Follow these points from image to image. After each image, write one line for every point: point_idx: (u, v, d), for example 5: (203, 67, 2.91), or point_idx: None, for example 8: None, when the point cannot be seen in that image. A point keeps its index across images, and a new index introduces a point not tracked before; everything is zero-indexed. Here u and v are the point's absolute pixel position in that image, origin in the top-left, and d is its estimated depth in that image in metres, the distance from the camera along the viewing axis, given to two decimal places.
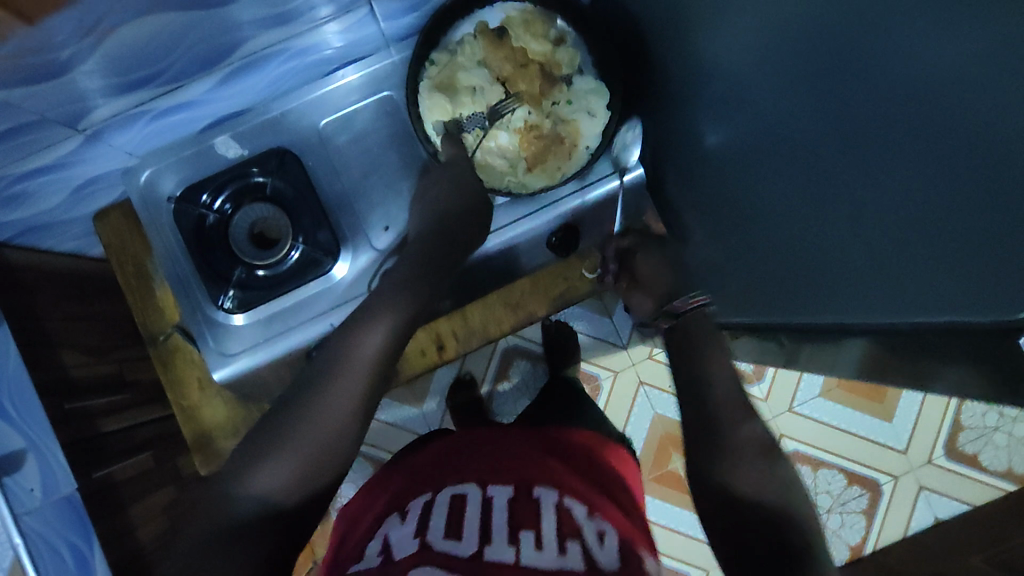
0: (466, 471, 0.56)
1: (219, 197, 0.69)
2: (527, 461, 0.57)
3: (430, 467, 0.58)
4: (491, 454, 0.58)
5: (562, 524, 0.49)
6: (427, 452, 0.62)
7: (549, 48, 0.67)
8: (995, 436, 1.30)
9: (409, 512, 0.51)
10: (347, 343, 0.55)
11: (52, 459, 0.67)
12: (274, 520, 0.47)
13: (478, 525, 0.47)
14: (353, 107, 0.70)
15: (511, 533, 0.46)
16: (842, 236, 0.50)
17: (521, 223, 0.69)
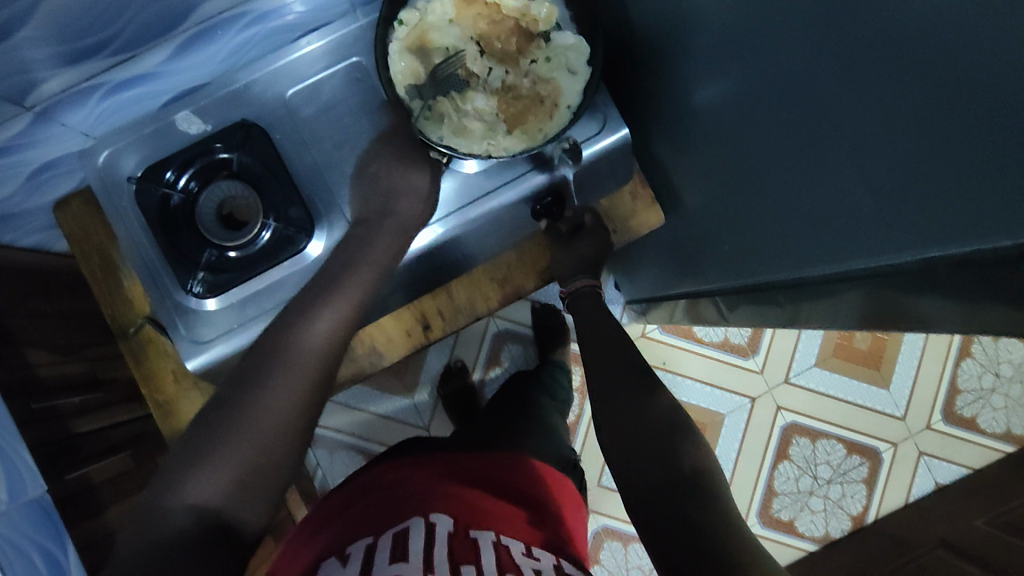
0: (406, 506, 0.54)
1: (184, 175, 0.65)
2: (469, 494, 0.56)
3: (367, 508, 0.55)
4: (433, 491, 0.56)
5: (501, 559, 0.47)
6: (364, 491, 0.59)
7: (523, 3, 0.63)
8: (992, 397, 1.29)
9: (350, 555, 0.48)
10: (288, 334, 0.52)
11: (18, 460, 0.62)
12: (200, 534, 0.45)
13: (421, 557, 0.45)
14: (320, 75, 0.66)
15: (453, 565, 0.44)
16: (841, 178, 0.48)
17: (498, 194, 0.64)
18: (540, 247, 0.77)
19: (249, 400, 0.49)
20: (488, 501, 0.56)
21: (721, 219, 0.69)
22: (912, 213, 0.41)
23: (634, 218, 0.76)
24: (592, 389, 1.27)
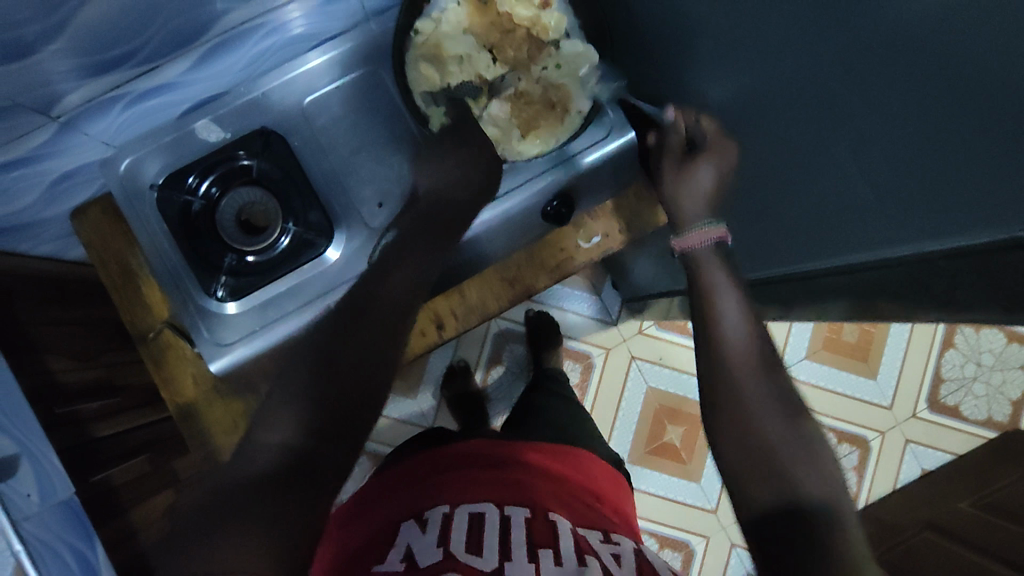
0: (478, 488, 0.58)
1: (205, 181, 0.67)
2: (538, 481, 0.60)
3: (437, 485, 0.59)
4: (502, 477, 0.60)
5: (580, 545, 0.50)
6: (430, 471, 0.63)
7: (535, 11, 0.65)
8: (973, 386, 1.34)
9: (426, 523, 0.52)
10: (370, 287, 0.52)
11: (45, 463, 0.64)
12: (283, 473, 0.42)
13: (499, 542, 0.48)
14: (335, 83, 0.68)
15: (531, 550, 0.48)
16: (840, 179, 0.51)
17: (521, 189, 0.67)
18: (549, 248, 0.79)
19: (338, 355, 0.47)
20: (551, 488, 0.59)
21: None
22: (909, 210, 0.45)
23: (639, 218, 0.79)
24: (592, 385, 1.30)
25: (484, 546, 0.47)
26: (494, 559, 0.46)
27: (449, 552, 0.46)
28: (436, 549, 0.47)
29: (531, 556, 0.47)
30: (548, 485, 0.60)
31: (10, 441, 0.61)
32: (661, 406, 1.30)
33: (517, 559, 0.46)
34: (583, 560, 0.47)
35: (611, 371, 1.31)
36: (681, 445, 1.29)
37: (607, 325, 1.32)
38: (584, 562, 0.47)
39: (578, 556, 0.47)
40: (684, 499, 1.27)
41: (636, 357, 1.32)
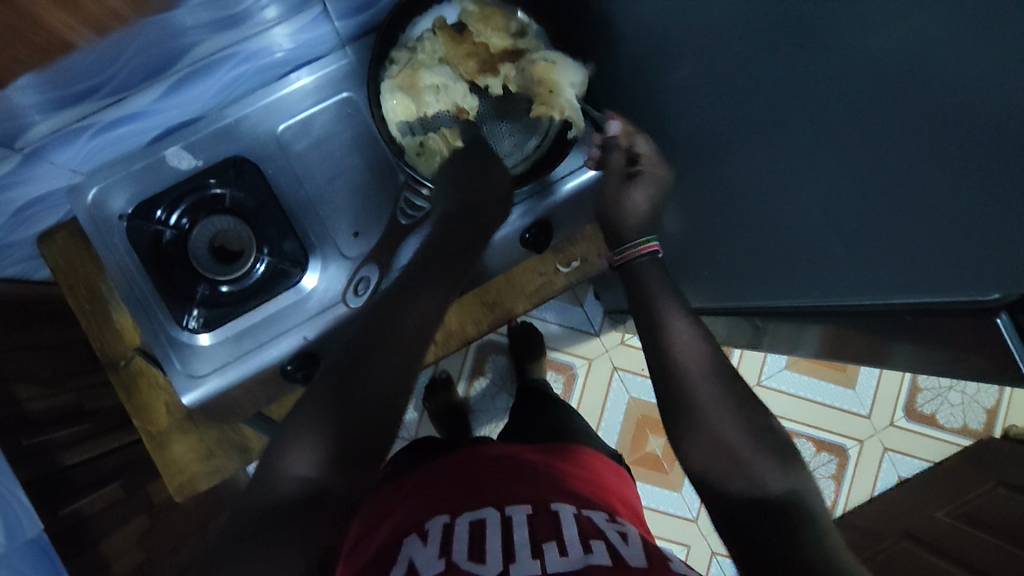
0: (481, 493, 0.58)
1: (176, 213, 0.66)
2: (542, 477, 0.60)
3: (443, 494, 0.60)
4: (506, 478, 0.60)
5: (582, 530, 0.50)
6: (431, 483, 0.64)
7: (510, 41, 0.65)
8: (949, 394, 1.36)
9: (428, 533, 0.52)
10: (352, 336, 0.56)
11: (15, 501, 0.63)
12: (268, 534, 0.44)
13: (501, 546, 0.48)
14: (310, 111, 0.68)
15: (535, 546, 0.48)
16: (809, 220, 0.51)
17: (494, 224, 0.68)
18: (529, 271, 0.79)
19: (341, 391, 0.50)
20: (550, 483, 0.59)
21: (700, 242, 0.72)
22: (881, 258, 0.45)
23: None
24: (575, 396, 1.31)
25: (487, 552, 0.48)
26: (498, 564, 0.46)
27: (450, 563, 0.47)
28: (438, 561, 0.47)
29: (535, 551, 0.47)
30: (553, 479, 0.60)
31: None
32: (644, 417, 1.30)
33: (522, 558, 0.47)
34: (587, 546, 0.47)
35: (593, 382, 1.31)
36: (662, 456, 1.29)
37: (588, 337, 1.32)
38: (588, 548, 0.47)
39: (583, 544, 0.48)
40: (665, 509, 1.27)
41: (618, 368, 1.32)
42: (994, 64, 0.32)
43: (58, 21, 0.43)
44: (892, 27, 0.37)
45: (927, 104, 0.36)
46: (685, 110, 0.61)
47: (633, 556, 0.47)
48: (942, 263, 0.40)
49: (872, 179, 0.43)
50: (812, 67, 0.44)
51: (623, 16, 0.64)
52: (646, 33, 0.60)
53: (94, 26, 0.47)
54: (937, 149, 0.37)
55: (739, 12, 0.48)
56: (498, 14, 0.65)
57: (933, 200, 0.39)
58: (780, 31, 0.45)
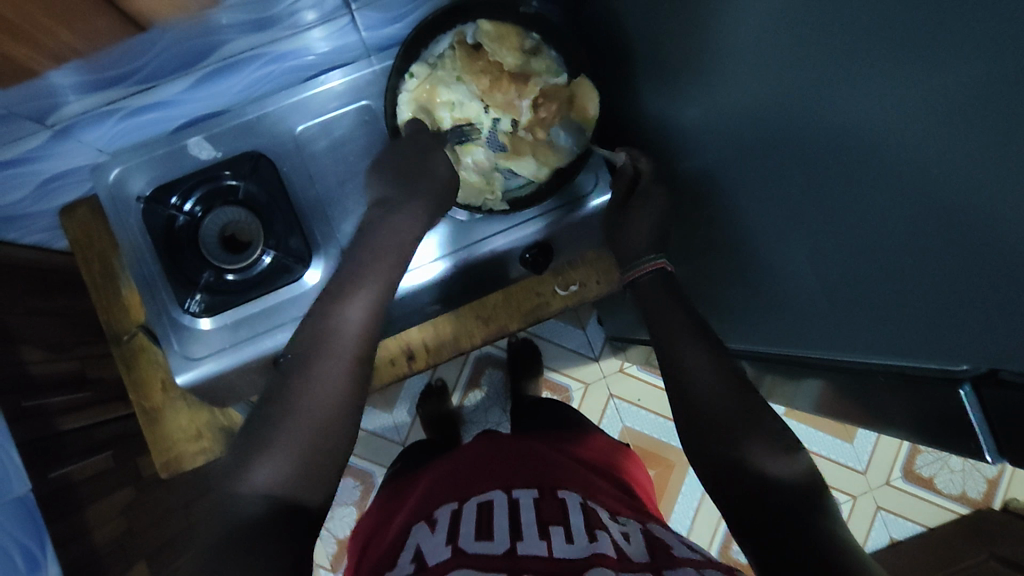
0: (489, 484, 0.64)
1: (190, 200, 0.68)
2: (548, 472, 0.65)
3: (450, 488, 0.65)
4: (509, 472, 0.66)
5: (589, 520, 0.55)
6: (438, 477, 0.70)
7: (524, 60, 0.67)
8: (951, 460, 1.34)
9: (437, 523, 0.57)
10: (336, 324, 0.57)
11: (6, 458, 0.66)
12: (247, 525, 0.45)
13: (509, 528, 0.53)
14: (331, 114, 0.70)
15: (542, 530, 0.53)
16: (796, 270, 0.52)
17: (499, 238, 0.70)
18: (527, 290, 0.81)
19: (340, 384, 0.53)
20: (552, 474, 0.65)
21: (700, 280, 0.73)
22: (863, 315, 0.45)
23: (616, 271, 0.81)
24: None
25: (494, 534, 0.52)
26: (505, 543, 0.51)
27: (458, 546, 0.51)
28: (446, 547, 0.52)
29: (543, 533, 0.52)
30: (555, 472, 0.66)
31: None
32: (636, 448, 1.30)
33: (528, 537, 0.51)
34: (592, 536, 0.52)
35: (589, 407, 1.31)
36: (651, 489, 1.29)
37: (588, 361, 1.32)
38: (594, 538, 0.51)
39: (589, 534, 0.52)
40: None
41: (615, 396, 1.32)
42: (974, 139, 0.33)
43: (96, 11, 0.46)
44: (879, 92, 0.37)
45: (906, 171, 0.37)
46: (690, 151, 0.62)
47: (636, 553, 0.51)
48: (918, 327, 0.41)
49: (858, 239, 0.43)
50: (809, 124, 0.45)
51: (638, 53, 0.65)
52: (661, 70, 0.62)
53: (132, 19, 0.50)
54: (912, 215, 0.38)
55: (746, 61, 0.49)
56: (513, 34, 0.67)
57: (910, 265, 0.39)
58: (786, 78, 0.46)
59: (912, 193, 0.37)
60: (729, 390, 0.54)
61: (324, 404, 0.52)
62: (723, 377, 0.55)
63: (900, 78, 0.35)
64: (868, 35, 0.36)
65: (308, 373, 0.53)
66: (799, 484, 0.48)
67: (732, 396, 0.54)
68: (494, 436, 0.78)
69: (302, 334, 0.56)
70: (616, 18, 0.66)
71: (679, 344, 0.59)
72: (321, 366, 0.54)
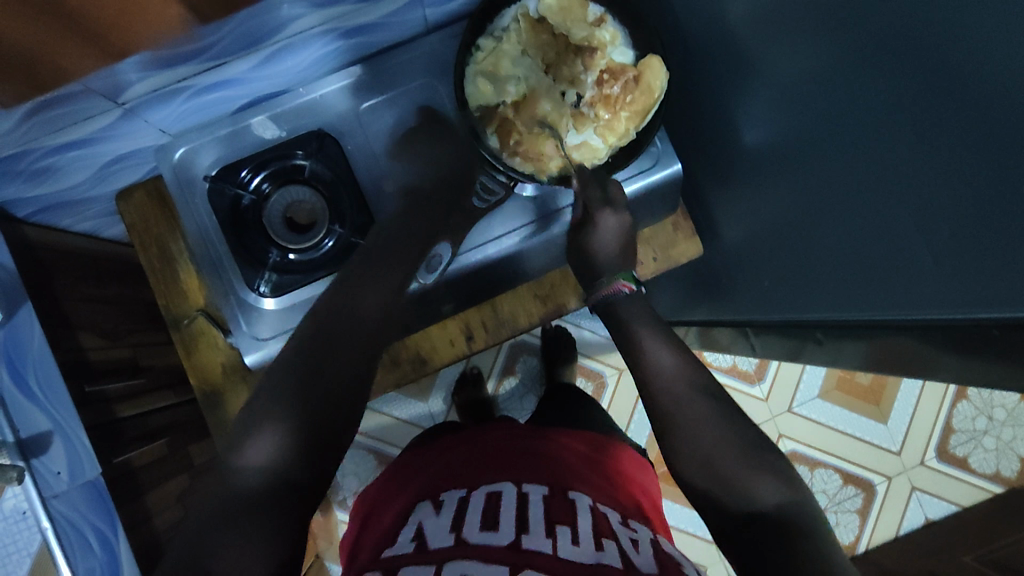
0: (499, 476, 0.62)
1: (258, 176, 0.68)
2: (557, 469, 0.65)
3: (457, 472, 0.65)
4: (518, 465, 0.65)
5: (598, 527, 0.54)
6: (446, 458, 0.69)
7: (589, 32, 0.66)
8: (985, 439, 1.32)
9: (441, 507, 0.56)
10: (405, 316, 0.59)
11: (79, 442, 0.65)
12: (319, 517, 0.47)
13: (514, 521, 0.53)
14: (391, 94, 0.70)
15: (550, 529, 0.52)
16: (892, 228, 0.52)
17: (510, 236, 0.70)
18: None
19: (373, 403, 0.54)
20: (560, 471, 0.64)
21: (765, 250, 0.73)
22: (971, 269, 0.46)
23: (675, 247, 0.81)
24: (604, 403, 1.31)
25: (498, 526, 0.52)
26: (509, 536, 0.50)
27: (462, 536, 0.50)
28: (450, 533, 0.51)
29: (550, 532, 0.51)
30: (563, 469, 0.65)
31: (44, 418, 0.64)
32: None
33: (534, 534, 0.51)
34: (599, 543, 0.51)
35: (623, 391, 1.31)
36: None
37: None
38: (601, 546, 0.51)
39: (596, 542, 0.51)
40: None
41: None
42: None
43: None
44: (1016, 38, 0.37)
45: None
46: (777, 117, 0.62)
47: (643, 566, 0.50)
48: None
49: (984, 193, 0.43)
50: (931, 82, 0.44)
51: (713, 21, 0.66)
52: (743, 35, 0.62)
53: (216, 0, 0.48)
54: None
55: (856, 24, 0.49)
56: (577, 5, 0.65)
57: None
58: (888, 38, 0.46)
59: None
60: (708, 401, 0.57)
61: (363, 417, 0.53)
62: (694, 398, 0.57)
63: None
64: None
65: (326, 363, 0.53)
66: (789, 507, 0.51)
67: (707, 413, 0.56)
68: (507, 420, 0.78)
69: None
70: None
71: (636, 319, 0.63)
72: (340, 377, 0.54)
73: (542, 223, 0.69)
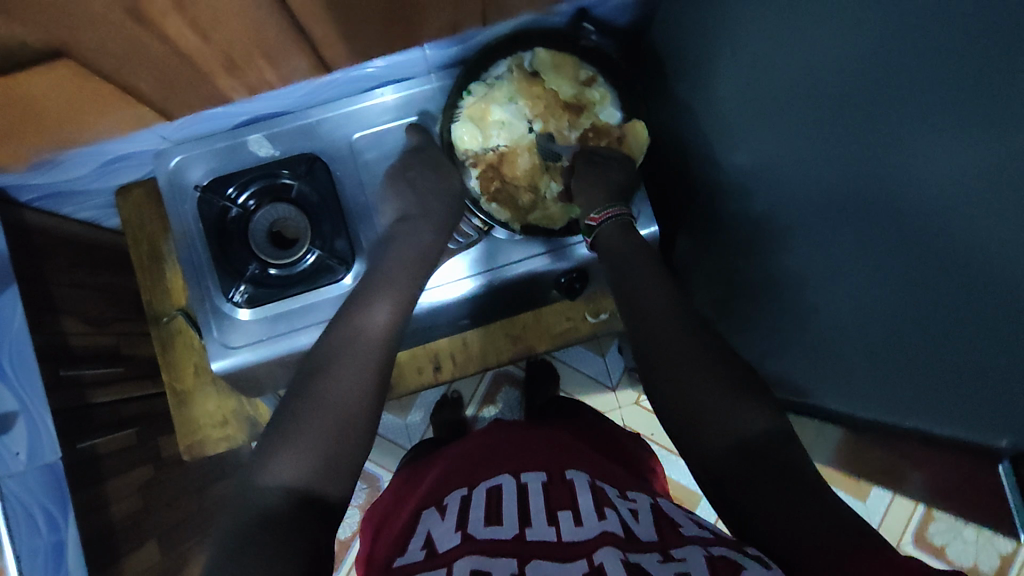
0: (498, 469, 0.62)
1: (245, 193, 0.71)
2: (551, 457, 0.65)
3: (465, 469, 0.65)
4: (519, 457, 0.65)
5: (598, 498, 0.54)
6: (452, 460, 0.69)
7: (579, 90, 0.69)
8: (964, 531, 1.28)
9: (447, 509, 0.56)
10: (360, 322, 0.58)
11: (42, 424, 0.69)
12: (305, 508, 0.47)
13: (518, 513, 0.52)
14: (386, 125, 0.73)
15: (550, 515, 0.52)
16: (845, 318, 0.52)
17: (525, 261, 0.71)
18: (556, 313, 0.82)
19: (369, 389, 0.54)
20: (556, 457, 0.65)
21: (736, 319, 0.73)
22: (912, 373, 0.46)
23: None
24: None
25: (504, 519, 0.51)
26: (513, 529, 0.50)
27: (468, 532, 0.50)
28: (456, 532, 0.50)
29: (551, 519, 0.51)
30: (561, 456, 0.65)
31: (12, 400, 0.67)
32: None
33: (536, 525, 0.50)
34: (602, 515, 0.51)
35: None
36: None
37: (604, 388, 1.32)
38: (603, 516, 0.51)
39: (598, 513, 0.51)
40: None
41: (627, 426, 1.31)
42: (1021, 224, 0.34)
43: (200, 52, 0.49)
44: (948, 168, 0.38)
45: (976, 249, 0.37)
46: (749, 194, 0.63)
47: (645, 530, 0.50)
48: (972, 394, 0.41)
49: (926, 304, 0.43)
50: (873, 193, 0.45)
51: (699, 93, 0.67)
52: (723, 111, 0.64)
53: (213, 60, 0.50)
54: (973, 292, 0.39)
55: (817, 121, 0.50)
56: (570, 63, 0.68)
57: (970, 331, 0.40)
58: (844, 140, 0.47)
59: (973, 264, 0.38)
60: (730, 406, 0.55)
61: (350, 402, 0.53)
62: (707, 360, 0.52)
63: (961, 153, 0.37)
64: (940, 121, 0.37)
65: (340, 363, 0.55)
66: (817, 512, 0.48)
67: (731, 397, 0.50)
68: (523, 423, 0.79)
69: (335, 336, 0.57)
70: (681, 60, 0.69)
71: (643, 298, 0.58)
72: (340, 368, 0.54)
73: (551, 249, 0.71)
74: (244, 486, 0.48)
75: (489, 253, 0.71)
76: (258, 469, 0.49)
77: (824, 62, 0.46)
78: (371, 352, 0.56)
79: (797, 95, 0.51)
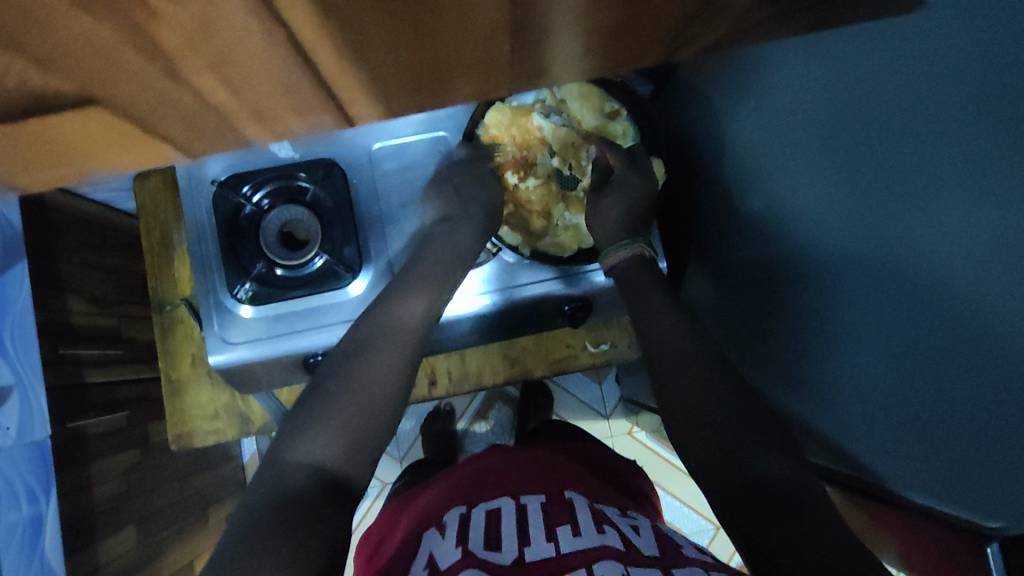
0: (498, 489, 0.62)
1: (260, 192, 0.71)
2: (554, 478, 0.64)
3: (468, 486, 0.65)
4: (520, 476, 0.65)
5: (596, 517, 0.54)
6: (456, 476, 0.69)
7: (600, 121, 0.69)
8: None
9: (447, 529, 0.56)
10: (395, 311, 0.57)
11: (35, 401, 0.70)
12: (325, 493, 0.46)
13: (517, 534, 0.52)
14: (408, 138, 0.72)
15: (550, 531, 0.52)
16: (844, 377, 0.52)
17: (534, 283, 0.69)
18: (557, 338, 0.82)
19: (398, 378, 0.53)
20: (562, 477, 0.64)
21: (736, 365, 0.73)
22: (906, 438, 0.46)
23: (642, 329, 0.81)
24: None
25: (502, 541, 0.51)
26: (512, 553, 0.49)
27: (469, 549, 0.50)
28: (458, 549, 0.50)
29: (551, 534, 0.51)
30: (560, 477, 0.65)
31: (9, 373, 0.67)
32: None
33: (535, 543, 0.50)
34: (600, 529, 0.51)
35: None
36: None
37: (597, 416, 1.31)
38: (602, 530, 0.51)
39: (597, 527, 0.51)
40: None
41: None
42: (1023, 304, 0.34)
43: None
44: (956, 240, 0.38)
45: (979, 322, 0.37)
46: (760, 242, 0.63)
47: (644, 547, 0.50)
48: (962, 468, 0.41)
49: (925, 378, 0.43)
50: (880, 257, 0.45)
51: (719, 137, 0.68)
52: (741, 158, 0.64)
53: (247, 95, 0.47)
54: (972, 367, 0.38)
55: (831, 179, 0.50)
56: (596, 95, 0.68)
57: (966, 405, 0.39)
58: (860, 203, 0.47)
59: (976, 338, 0.38)
60: None
61: (380, 392, 0.52)
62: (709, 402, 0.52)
63: (970, 228, 0.37)
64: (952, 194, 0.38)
65: (375, 351, 0.54)
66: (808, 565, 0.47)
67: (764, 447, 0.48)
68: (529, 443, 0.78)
69: (365, 326, 0.56)
70: (704, 104, 0.69)
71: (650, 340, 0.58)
72: (381, 354, 0.53)
73: (566, 272, 0.68)
74: (266, 465, 0.48)
75: (496, 273, 0.69)
76: (284, 447, 0.48)
77: (845, 126, 0.47)
78: (404, 351, 0.55)
79: (815, 155, 0.51)
